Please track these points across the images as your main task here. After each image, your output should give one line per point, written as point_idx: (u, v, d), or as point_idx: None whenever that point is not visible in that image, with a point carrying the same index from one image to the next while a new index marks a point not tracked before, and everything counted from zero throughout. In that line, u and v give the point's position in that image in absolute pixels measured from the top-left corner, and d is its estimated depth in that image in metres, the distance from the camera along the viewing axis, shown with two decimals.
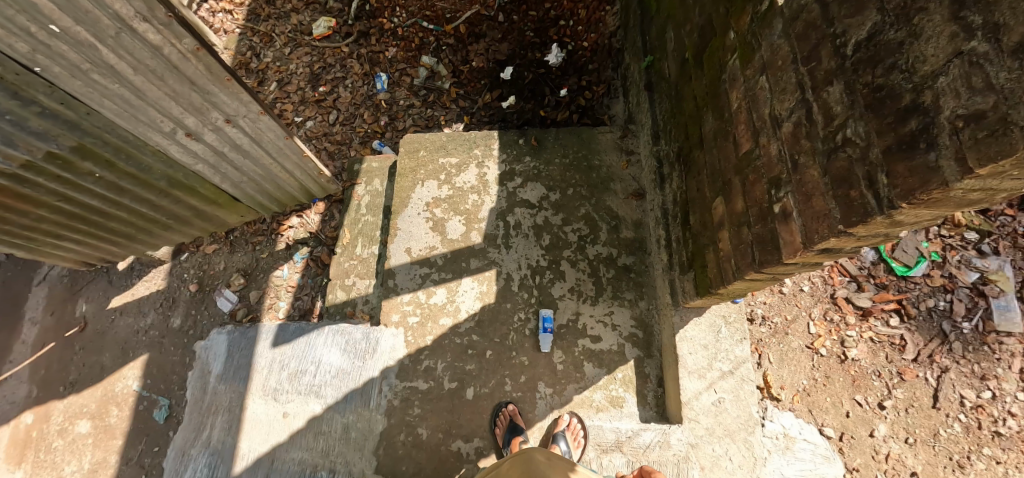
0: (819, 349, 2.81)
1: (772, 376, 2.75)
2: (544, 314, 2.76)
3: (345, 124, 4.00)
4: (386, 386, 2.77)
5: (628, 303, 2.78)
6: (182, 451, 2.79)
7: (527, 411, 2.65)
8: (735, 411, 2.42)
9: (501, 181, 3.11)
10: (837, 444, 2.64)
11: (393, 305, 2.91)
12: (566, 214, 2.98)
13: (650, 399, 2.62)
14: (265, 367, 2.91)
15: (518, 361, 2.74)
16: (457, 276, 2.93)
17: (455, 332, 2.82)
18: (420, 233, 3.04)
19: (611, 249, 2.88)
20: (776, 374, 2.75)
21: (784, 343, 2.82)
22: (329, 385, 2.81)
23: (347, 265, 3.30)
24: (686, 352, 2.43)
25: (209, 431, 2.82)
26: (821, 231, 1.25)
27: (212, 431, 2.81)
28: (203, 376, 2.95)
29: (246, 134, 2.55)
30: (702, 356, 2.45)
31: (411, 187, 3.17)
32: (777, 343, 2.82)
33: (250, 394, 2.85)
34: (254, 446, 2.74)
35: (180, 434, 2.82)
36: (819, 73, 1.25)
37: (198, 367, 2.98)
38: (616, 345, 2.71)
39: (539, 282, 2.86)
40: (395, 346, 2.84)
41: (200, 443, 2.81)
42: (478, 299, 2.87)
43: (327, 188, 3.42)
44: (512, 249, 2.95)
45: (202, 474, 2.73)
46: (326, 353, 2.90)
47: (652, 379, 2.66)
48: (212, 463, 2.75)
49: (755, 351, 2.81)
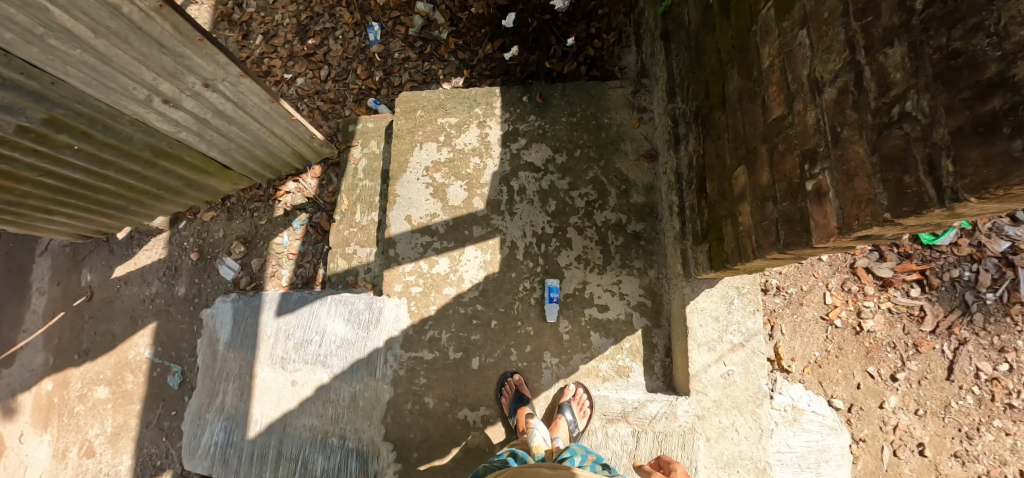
0: (834, 319, 2.70)
1: (784, 348, 2.67)
2: (550, 284, 2.66)
3: (337, 81, 3.76)
4: (391, 356, 2.74)
5: (638, 273, 2.67)
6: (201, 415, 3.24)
7: (533, 381, 2.63)
8: (744, 383, 2.36)
9: (504, 142, 2.92)
10: (845, 416, 2.61)
11: (395, 275, 2.83)
12: (572, 178, 2.81)
13: (657, 369, 2.58)
14: (271, 336, 3.15)
15: (524, 332, 2.68)
16: (461, 244, 2.82)
17: (459, 301, 2.75)
18: (421, 200, 2.90)
19: (619, 215, 2.74)
20: (787, 346, 2.67)
21: (799, 313, 2.71)
22: (336, 355, 2.86)
23: (345, 233, 3.17)
24: (696, 326, 2.34)
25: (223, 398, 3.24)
26: (861, 218, 1.10)
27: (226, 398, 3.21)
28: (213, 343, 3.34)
29: (228, 99, 2.36)
30: (713, 330, 2.35)
31: (409, 149, 2.98)
32: (791, 314, 2.71)
33: (261, 360, 3.15)
34: (267, 411, 3.06)
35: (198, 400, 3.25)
36: (875, 32, 1.05)
37: (214, 333, 3.43)
38: (623, 315, 2.64)
39: (545, 250, 2.74)
40: (398, 316, 2.78)
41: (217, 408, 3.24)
42: (482, 268, 2.77)
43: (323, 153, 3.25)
44: (516, 215, 2.81)
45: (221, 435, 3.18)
46: (331, 323, 2.92)
47: (659, 349, 2.60)
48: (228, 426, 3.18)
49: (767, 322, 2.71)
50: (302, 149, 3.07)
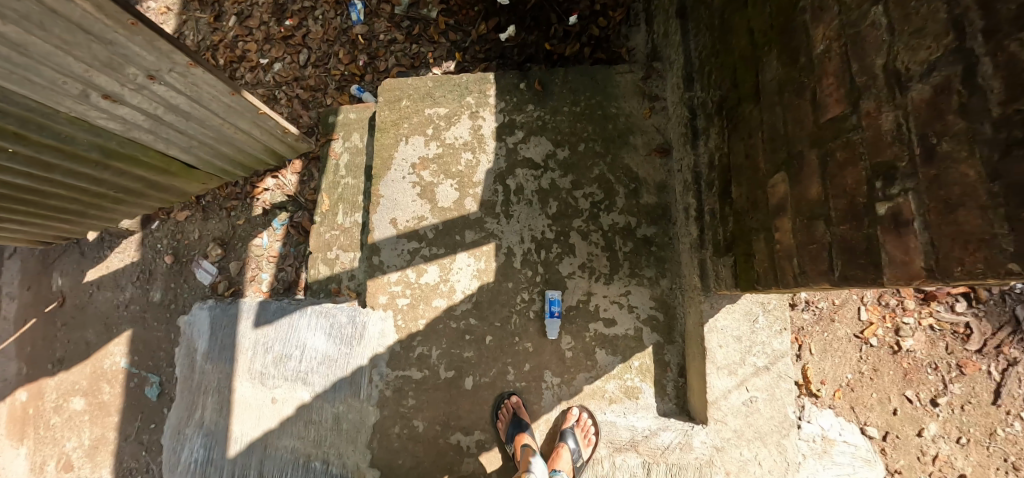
0: (869, 338, 2.27)
1: (812, 370, 2.25)
2: (551, 297, 2.39)
3: (318, 66, 3.43)
4: (377, 375, 2.49)
5: (648, 284, 2.39)
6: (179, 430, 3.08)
7: (532, 402, 2.39)
8: (769, 411, 2.09)
9: (499, 135, 2.60)
10: (879, 445, 2.24)
11: (379, 286, 2.54)
12: (575, 176, 2.50)
13: (669, 390, 2.32)
14: (250, 348, 2.93)
15: (522, 349, 2.42)
16: (452, 251, 2.52)
17: (450, 315, 2.48)
18: (407, 201, 2.60)
19: (628, 218, 2.44)
20: (816, 368, 2.24)
21: (829, 332, 2.28)
22: (317, 373, 2.61)
23: (326, 236, 2.88)
24: (715, 347, 2.07)
25: (202, 413, 3.07)
26: (967, 263, 0.85)
27: (205, 412, 3.06)
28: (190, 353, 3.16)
29: (180, 92, 2.05)
30: (734, 352, 2.08)
31: (394, 143, 2.67)
32: (822, 333, 2.28)
33: (240, 374, 2.92)
34: (247, 430, 2.86)
35: (175, 415, 3.09)
36: (1006, 10, 0.76)
37: (191, 342, 3.20)
38: (632, 330, 2.37)
39: (544, 257, 2.46)
40: (384, 331, 2.51)
41: (195, 424, 3.08)
42: (476, 278, 2.49)
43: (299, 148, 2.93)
44: (513, 218, 2.51)
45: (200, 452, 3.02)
46: (311, 337, 2.67)
47: (672, 368, 2.34)
48: (208, 442, 3.02)
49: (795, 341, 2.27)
50: (275, 145, 2.75)
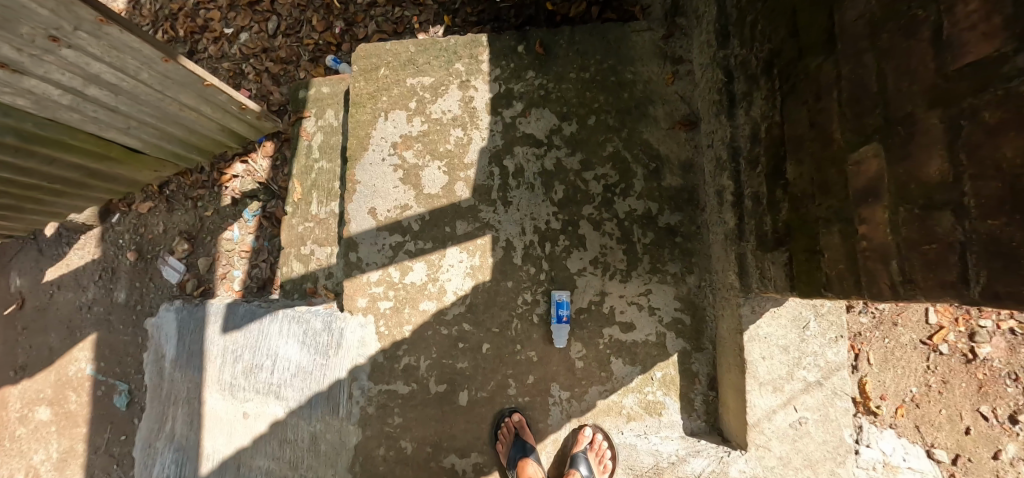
0: (938, 345, 1.92)
1: (871, 384, 1.92)
2: (558, 299, 2.02)
3: (289, 35, 3.02)
4: (357, 389, 2.14)
5: (672, 281, 2.03)
6: (150, 444, 2.83)
7: (537, 420, 2.04)
8: (821, 435, 1.75)
9: (494, 107, 2.18)
10: (948, 471, 1.86)
11: (358, 287, 2.17)
12: (585, 154, 2.11)
13: (697, 406, 1.99)
14: (218, 356, 2.60)
15: (525, 359, 2.06)
16: (441, 245, 2.14)
17: (441, 320, 2.11)
18: (386, 187, 2.20)
19: (648, 204, 2.06)
20: (876, 380, 1.92)
21: (890, 338, 1.95)
22: (290, 386, 2.29)
23: (298, 229, 2.51)
24: (757, 362, 1.73)
25: (173, 425, 2.80)
26: None
27: (175, 424, 2.80)
28: (158, 360, 2.87)
29: (98, 59, 1.67)
30: (782, 368, 1.74)
31: (371, 119, 2.26)
32: (881, 339, 1.95)
33: (209, 385, 2.60)
34: (219, 447, 2.56)
35: (145, 428, 2.84)
36: None
37: (158, 347, 2.88)
38: (653, 336, 2.02)
39: (550, 251, 2.08)
40: (364, 339, 2.15)
41: (166, 437, 2.81)
42: (470, 276, 2.11)
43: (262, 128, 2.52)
44: (512, 205, 2.12)
45: (172, 468, 2.76)
46: (283, 345, 2.33)
47: (701, 379, 1.99)
48: (179, 458, 2.74)
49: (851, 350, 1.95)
50: (231, 125, 2.37)
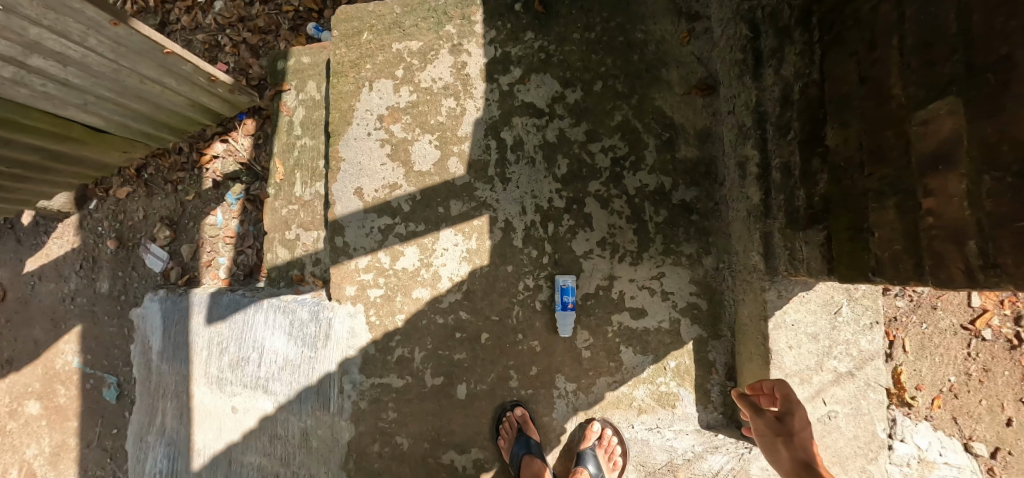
0: (981, 330, 1.75)
1: (907, 373, 1.74)
2: (563, 285, 1.85)
3: (267, 2, 2.78)
4: (348, 383, 1.99)
5: (688, 263, 1.85)
6: (142, 438, 2.73)
7: (542, 414, 1.90)
8: (852, 429, 1.60)
9: (490, 74, 1.97)
10: (985, 464, 1.71)
11: (346, 274, 2.00)
12: (590, 124, 1.90)
13: (714, 397, 1.84)
14: (204, 348, 2.46)
15: (527, 350, 1.90)
16: (434, 227, 1.95)
17: (435, 308, 1.94)
18: (373, 165, 2.00)
19: (660, 178, 1.87)
20: (912, 369, 1.74)
21: (929, 323, 1.76)
22: (278, 380, 2.15)
23: (281, 212, 2.34)
24: (784, 352, 1.57)
25: (163, 419, 2.70)
26: None
27: (166, 417, 2.69)
28: (145, 352, 2.74)
29: (37, 22, 1.46)
30: (812, 359, 1.58)
31: (354, 90, 2.05)
32: (920, 324, 1.76)
33: (196, 379, 2.47)
34: (210, 441, 2.44)
35: (136, 422, 2.73)
36: None
37: (144, 340, 2.75)
38: (667, 323, 1.85)
39: (553, 233, 1.90)
40: (353, 330, 1.99)
41: (157, 431, 2.71)
42: (466, 261, 1.93)
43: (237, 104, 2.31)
44: (511, 182, 1.92)
45: (164, 463, 2.66)
46: (269, 337, 2.18)
47: (718, 369, 1.84)
48: (171, 452, 2.64)
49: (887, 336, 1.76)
50: (203, 100, 2.15)
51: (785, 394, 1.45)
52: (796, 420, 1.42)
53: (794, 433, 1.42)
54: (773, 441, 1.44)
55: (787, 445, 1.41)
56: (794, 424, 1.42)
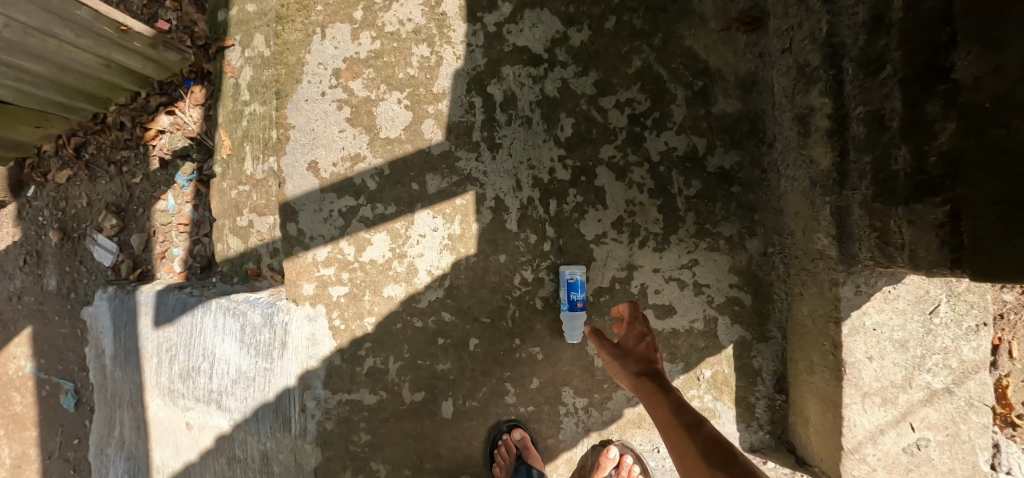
0: None
1: (1013, 385, 1.36)
2: (571, 278, 1.45)
3: None
4: (310, 400, 1.64)
5: (727, 247, 1.46)
6: (100, 451, 2.43)
7: (546, 435, 1.56)
8: (949, 463, 1.23)
9: (472, 11, 1.54)
10: None
11: (302, 268, 1.61)
12: (601, 72, 1.49)
13: (759, 413, 1.48)
14: (155, 354, 2.12)
15: (526, 358, 1.55)
16: (407, 209, 1.56)
17: (411, 310, 1.57)
18: (329, 132, 1.59)
19: (692, 140, 1.46)
20: (1019, 380, 1.36)
21: None
22: (232, 394, 1.81)
23: (230, 194, 1.96)
24: (861, 364, 1.21)
25: (121, 430, 2.39)
26: None
27: (123, 429, 2.38)
28: (97, 356, 2.43)
29: None
30: (900, 373, 1.22)
31: (303, 42, 1.59)
32: None
33: (148, 389, 2.14)
34: (166, 460, 2.12)
35: (92, 434, 2.43)
36: None
37: (97, 341, 2.43)
38: (700, 323, 1.48)
39: (556, 212, 1.51)
40: (314, 336, 1.62)
41: (116, 444, 2.41)
42: (448, 250, 1.55)
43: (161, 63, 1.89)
44: (501, 150, 1.52)
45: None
46: (220, 343, 1.83)
47: (765, 378, 1.48)
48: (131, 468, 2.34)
49: (994, 339, 1.37)
50: (117, 58, 1.73)
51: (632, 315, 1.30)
52: (632, 337, 1.26)
53: (630, 351, 1.24)
54: (610, 361, 1.25)
55: (625, 361, 1.22)
56: (631, 341, 1.26)
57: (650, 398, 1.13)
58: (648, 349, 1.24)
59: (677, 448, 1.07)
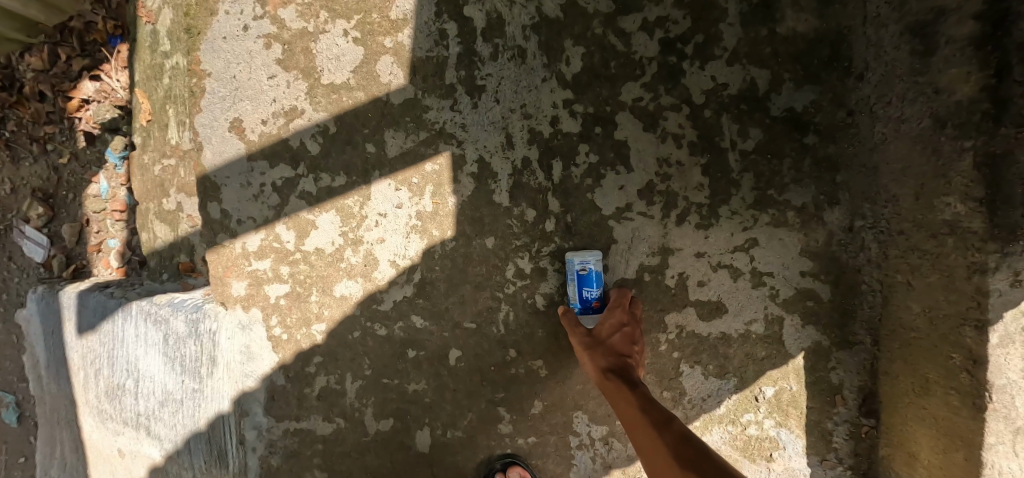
0: None
1: None
2: (585, 270, 1.06)
3: None
4: (249, 431, 1.23)
5: (798, 221, 1.06)
6: None
7: (552, 472, 1.20)
8: None
9: None
10: None
11: (228, 260, 1.21)
12: None
13: (839, 445, 1.10)
14: (82, 370, 1.61)
15: (524, 374, 1.18)
16: (362, 179, 1.17)
17: (372, 314, 1.19)
18: (255, 79, 1.18)
19: (749, 73, 1.06)
20: None
21: None
22: (162, 420, 1.45)
23: (154, 170, 1.57)
24: (1015, 388, 0.82)
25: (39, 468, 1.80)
26: None
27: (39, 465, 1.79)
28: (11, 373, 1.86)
29: None
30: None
31: None
32: None
33: (78, 406, 1.64)
34: None
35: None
36: None
37: (26, 348, 1.75)
38: (759, 323, 1.09)
39: (562, 177, 1.11)
40: (249, 348, 1.23)
41: None
42: (418, 233, 1.16)
43: (50, 3, 1.56)
44: (485, 94, 1.12)
45: None
46: (146, 357, 1.46)
47: (848, 398, 1.09)
48: None
49: None
50: None
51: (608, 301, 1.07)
52: (606, 326, 1.04)
53: (602, 340, 1.03)
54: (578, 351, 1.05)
55: (593, 353, 1.02)
56: (604, 329, 1.04)
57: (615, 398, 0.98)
58: (624, 339, 1.04)
59: (644, 449, 0.91)
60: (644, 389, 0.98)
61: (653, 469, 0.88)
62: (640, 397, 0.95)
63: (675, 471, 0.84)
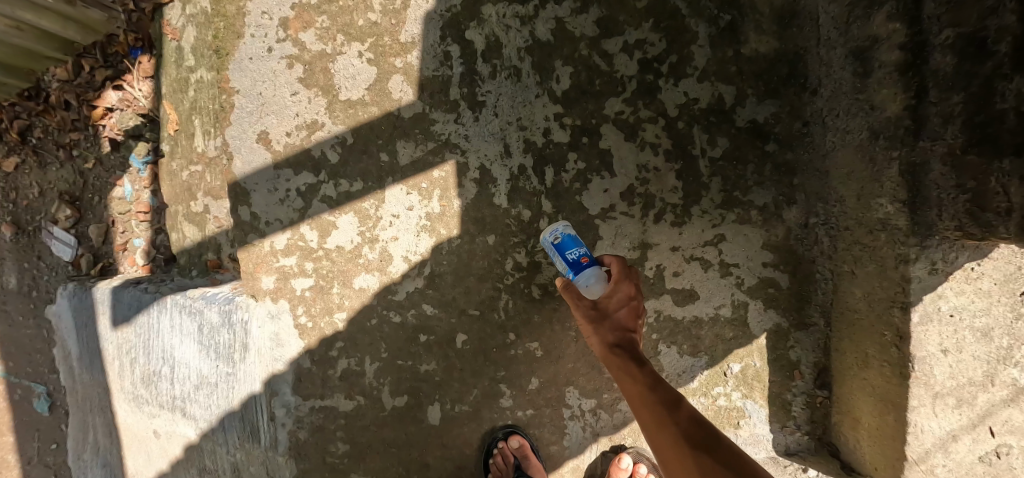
0: None
1: None
2: (559, 238, 1.12)
3: None
4: (280, 408, 1.37)
5: (760, 219, 1.22)
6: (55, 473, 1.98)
7: (548, 441, 1.37)
8: None
9: None
10: None
11: (258, 257, 1.35)
12: (605, 7, 1.21)
13: (797, 413, 1.26)
14: (116, 359, 1.73)
15: (522, 355, 1.33)
16: (376, 185, 1.31)
17: (388, 304, 1.34)
18: (279, 96, 1.31)
19: (717, 89, 1.20)
20: None
21: None
22: (196, 402, 1.58)
23: (182, 176, 1.72)
24: (933, 359, 0.98)
25: (74, 449, 1.92)
26: None
27: (76, 447, 1.92)
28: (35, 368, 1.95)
29: None
30: (978, 370, 0.98)
31: None
32: None
33: (113, 393, 1.75)
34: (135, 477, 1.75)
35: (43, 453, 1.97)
36: None
37: (60, 342, 1.88)
38: (728, 308, 1.25)
39: (554, 182, 1.26)
40: (278, 335, 1.37)
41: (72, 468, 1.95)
42: (428, 232, 1.31)
43: (89, 25, 1.68)
44: (485, 108, 1.26)
45: None
46: (180, 345, 1.59)
47: (804, 372, 1.25)
48: None
49: None
50: (26, 18, 1.52)
51: (617, 274, 1.11)
52: (614, 300, 1.10)
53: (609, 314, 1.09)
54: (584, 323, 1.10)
55: (601, 328, 1.09)
56: (611, 303, 1.10)
57: (624, 373, 1.05)
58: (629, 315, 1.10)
59: (650, 424, 1.00)
60: (648, 364, 1.06)
61: (657, 442, 0.98)
62: (648, 375, 1.03)
63: (679, 445, 0.94)
